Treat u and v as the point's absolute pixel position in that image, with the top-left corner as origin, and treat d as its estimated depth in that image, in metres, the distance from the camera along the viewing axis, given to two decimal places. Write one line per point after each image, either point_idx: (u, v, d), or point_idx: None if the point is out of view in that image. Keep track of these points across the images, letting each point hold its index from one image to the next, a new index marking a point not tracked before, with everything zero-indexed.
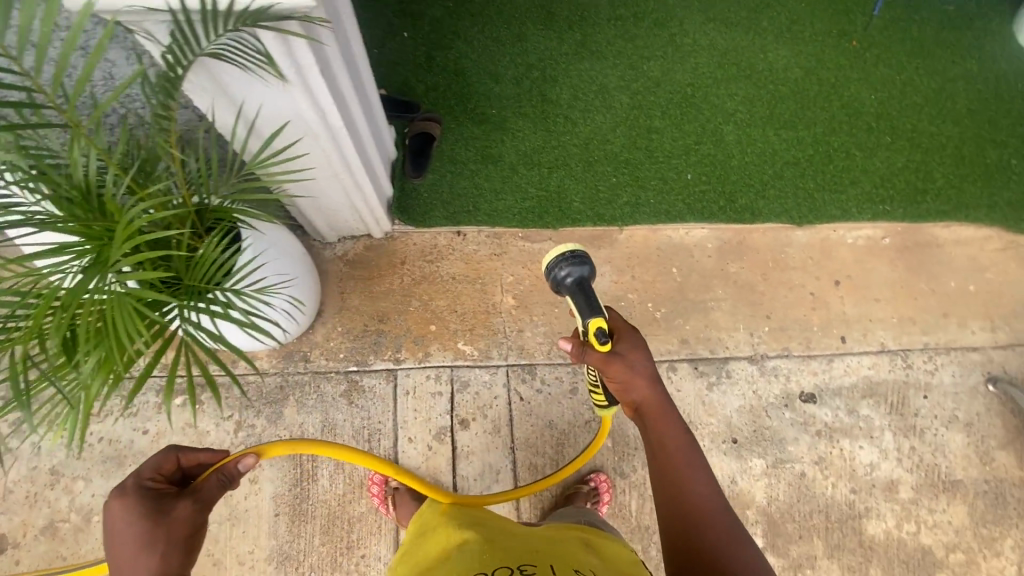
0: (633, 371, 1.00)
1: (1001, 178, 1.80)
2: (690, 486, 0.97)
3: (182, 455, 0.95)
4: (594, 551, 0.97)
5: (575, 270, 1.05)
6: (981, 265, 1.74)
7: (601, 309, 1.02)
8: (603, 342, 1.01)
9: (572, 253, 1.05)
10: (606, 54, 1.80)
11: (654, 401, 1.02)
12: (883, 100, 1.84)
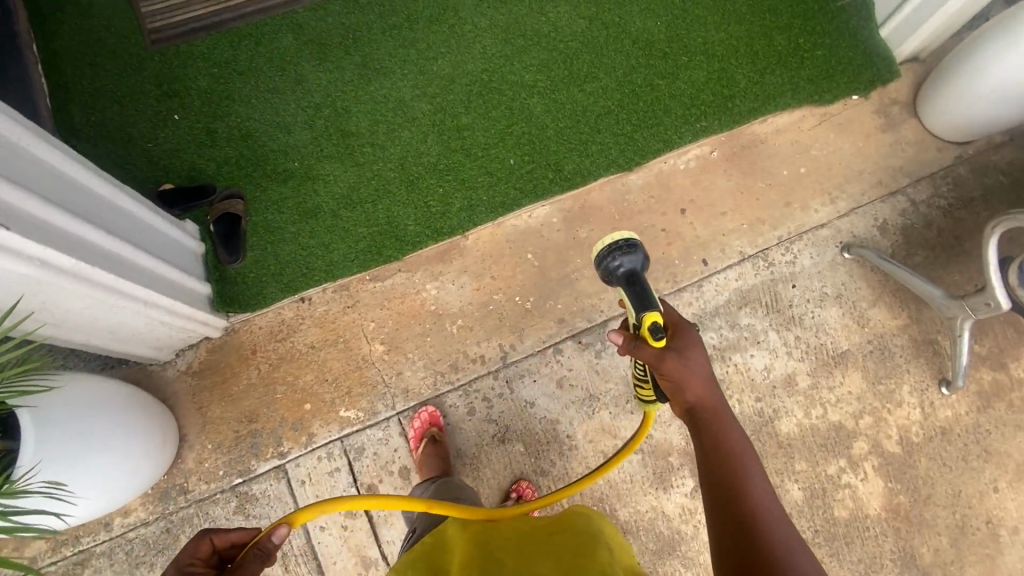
0: (687, 369, 1.01)
1: (796, 59, 1.87)
2: (749, 489, 0.96)
3: (217, 536, 0.86)
4: (625, 566, 0.89)
5: (629, 260, 1.11)
6: (805, 146, 1.82)
7: (655, 305, 1.07)
8: (659, 338, 1.03)
9: (627, 245, 1.10)
10: (392, 67, 1.75)
11: (710, 402, 1.03)
12: (669, 23, 1.87)
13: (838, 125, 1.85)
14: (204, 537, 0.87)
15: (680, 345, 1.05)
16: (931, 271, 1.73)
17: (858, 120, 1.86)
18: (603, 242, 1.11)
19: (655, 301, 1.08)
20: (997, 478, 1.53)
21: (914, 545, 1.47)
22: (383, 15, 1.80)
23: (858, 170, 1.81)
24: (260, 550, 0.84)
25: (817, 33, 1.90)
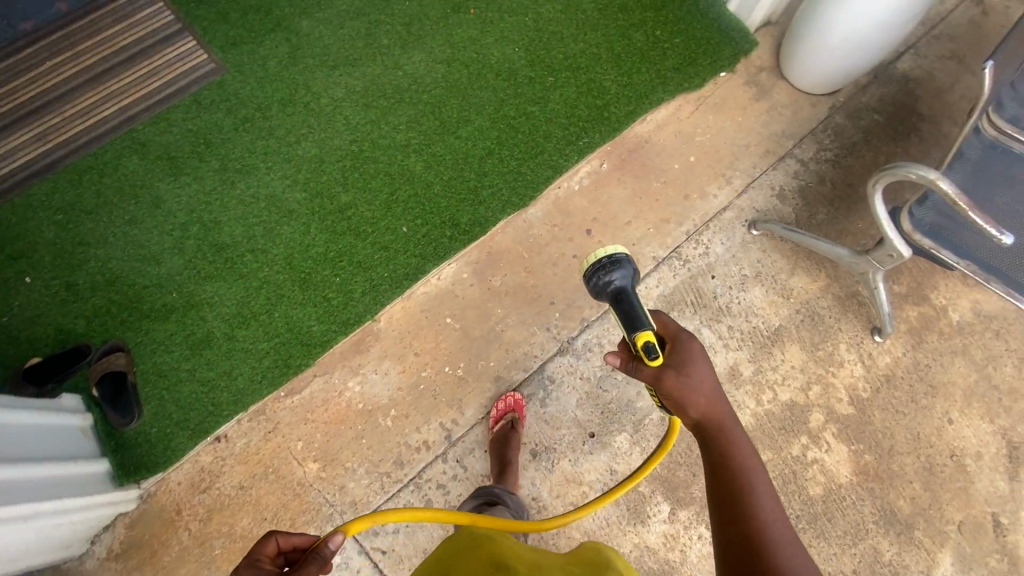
0: (688, 387, 0.94)
1: (658, 52, 1.88)
2: (757, 512, 0.91)
3: (281, 536, 0.77)
4: None
5: (620, 276, 1.04)
6: (688, 134, 1.83)
7: (648, 322, 0.99)
8: (656, 358, 0.96)
9: (618, 260, 1.04)
10: (255, 163, 1.64)
11: (716, 417, 0.97)
12: (527, 48, 1.86)
13: (715, 105, 1.87)
14: (269, 535, 0.77)
15: (681, 361, 0.97)
16: (837, 224, 1.77)
17: (732, 95, 1.89)
18: (591, 257, 1.06)
19: (647, 321, 1.00)
20: (947, 409, 1.57)
21: (891, 500, 1.47)
22: (232, 111, 1.70)
23: (744, 144, 1.83)
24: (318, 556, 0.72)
25: (671, 22, 1.93)
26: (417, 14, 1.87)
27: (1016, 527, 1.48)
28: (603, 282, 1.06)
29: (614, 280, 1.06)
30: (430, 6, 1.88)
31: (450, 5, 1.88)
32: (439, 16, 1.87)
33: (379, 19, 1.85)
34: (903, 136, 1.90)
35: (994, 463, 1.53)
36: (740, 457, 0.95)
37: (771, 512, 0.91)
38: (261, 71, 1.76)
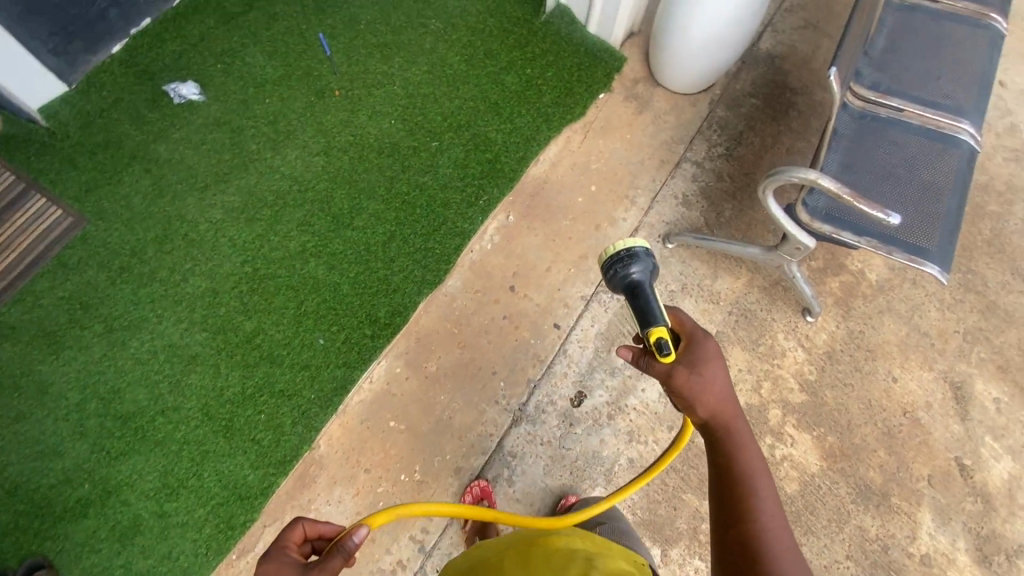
0: (697, 388, 0.93)
1: (533, 90, 1.88)
2: (758, 517, 0.90)
3: (308, 523, 0.87)
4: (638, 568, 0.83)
5: (638, 270, 1.01)
6: (584, 165, 1.84)
7: (662, 318, 0.96)
8: (668, 354, 0.95)
9: (635, 255, 1.00)
10: (144, 314, 1.53)
11: (725, 419, 0.96)
12: (403, 118, 1.81)
13: (601, 130, 1.89)
14: (296, 521, 0.88)
15: (693, 359, 0.96)
16: (745, 216, 1.80)
17: (615, 116, 1.91)
18: (609, 249, 1.03)
19: (661, 317, 0.96)
20: (889, 369, 1.62)
21: (863, 475, 1.51)
22: (104, 263, 1.57)
23: (639, 161, 1.86)
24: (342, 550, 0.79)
25: (538, 57, 1.93)
26: (281, 110, 1.79)
27: (979, 464, 1.53)
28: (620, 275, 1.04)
29: (631, 272, 1.02)
30: (293, 98, 1.81)
31: (314, 93, 1.82)
32: (305, 107, 1.80)
33: (242, 125, 1.76)
34: (783, 113, 1.96)
35: (945, 408, 1.58)
36: (747, 460, 0.94)
37: (771, 517, 0.90)
38: (126, 212, 1.63)
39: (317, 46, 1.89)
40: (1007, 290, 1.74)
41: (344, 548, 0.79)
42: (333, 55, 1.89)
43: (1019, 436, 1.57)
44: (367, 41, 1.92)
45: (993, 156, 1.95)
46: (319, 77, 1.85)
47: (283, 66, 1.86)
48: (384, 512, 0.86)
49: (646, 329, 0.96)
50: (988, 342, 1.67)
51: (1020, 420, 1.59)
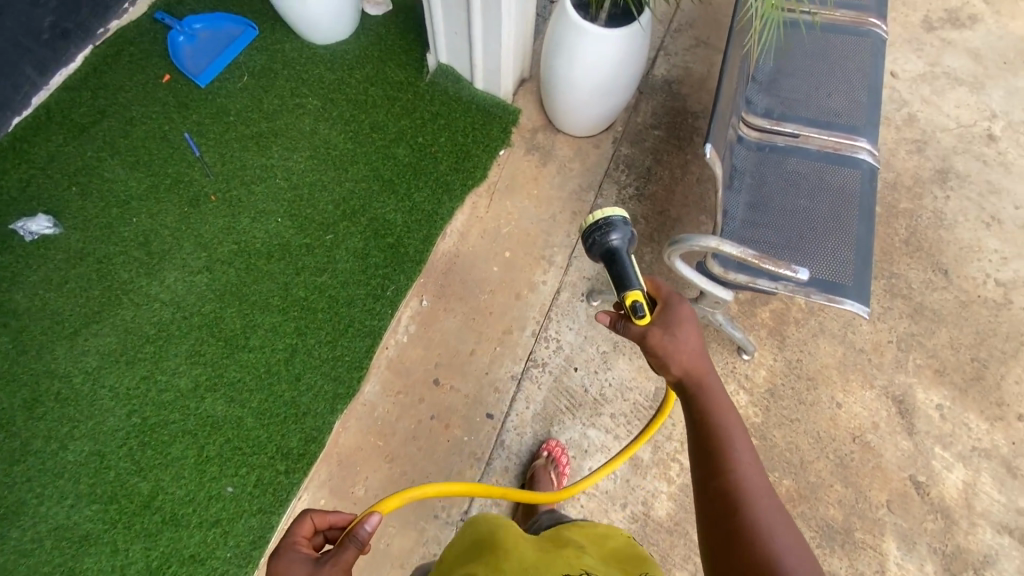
0: (673, 345, 0.95)
1: (428, 160, 1.76)
2: (737, 468, 0.90)
3: (317, 515, 0.89)
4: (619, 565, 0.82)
5: (617, 237, 1.01)
6: (494, 230, 1.74)
7: (638, 283, 0.98)
8: (645, 316, 0.96)
9: (613, 224, 1.02)
10: (24, 496, 1.37)
11: (698, 375, 0.96)
12: (290, 213, 1.66)
13: (506, 189, 1.80)
14: (304, 515, 0.90)
15: (665, 319, 0.98)
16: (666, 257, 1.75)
17: (519, 172, 1.82)
18: (589, 217, 1.04)
19: (636, 281, 0.98)
20: (831, 394, 1.58)
21: (823, 514, 1.47)
22: None
23: (550, 217, 1.78)
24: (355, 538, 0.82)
25: (429, 122, 1.82)
26: (152, 227, 1.62)
27: (933, 479, 1.51)
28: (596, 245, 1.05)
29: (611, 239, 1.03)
30: (164, 212, 1.64)
31: (187, 202, 1.66)
32: (177, 220, 1.63)
33: (109, 253, 1.59)
34: (688, 141, 1.91)
35: (891, 425, 1.56)
36: (720, 415, 0.94)
37: (750, 470, 0.90)
38: None
39: (184, 148, 1.73)
40: (931, 288, 1.73)
41: (356, 538, 0.81)
42: (204, 154, 1.73)
43: (966, 440, 1.56)
44: (239, 133, 1.76)
45: (897, 150, 1.95)
46: (191, 182, 1.68)
47: (149, 177, 1.69)
48: (394, 498, 0.94)
49: (624, 294, 0.98)
50: (922, 346, 1.66)
51: (964, 423, 1.57)
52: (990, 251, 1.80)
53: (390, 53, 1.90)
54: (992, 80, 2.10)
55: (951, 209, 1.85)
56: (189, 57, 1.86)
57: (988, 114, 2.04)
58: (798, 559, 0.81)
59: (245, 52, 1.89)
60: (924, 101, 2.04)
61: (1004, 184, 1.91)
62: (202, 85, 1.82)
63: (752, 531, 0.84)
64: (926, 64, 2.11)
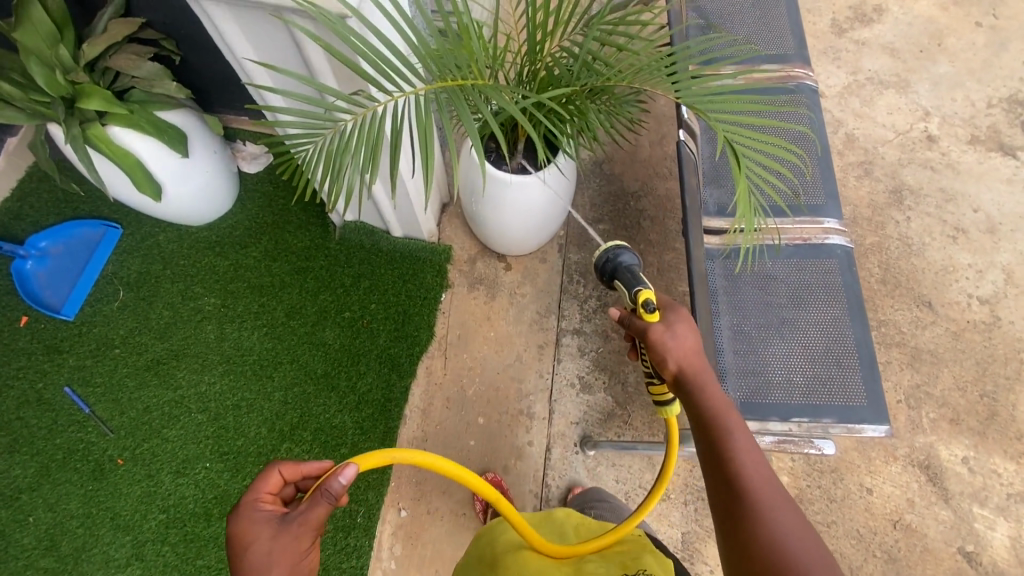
0: (670, 339, 0.92)
1: (362, 338, 1.53)
2: (737, 457, 0.84)
3: (286, 468, 0.79)
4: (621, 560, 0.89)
5: (626, 258, 1.06)
6: (459, 396, 1.52)
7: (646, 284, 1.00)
8: (654, 313, 0.95)
9: (622, 246, 1.06)
10: None
11: (691, 364, 0.92)
12: (219, 452, 1.40)
13: (460, 341, 1.58)
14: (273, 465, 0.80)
15: (665, 319, 0.96)
16: None
17: (468, 316, 1.61)
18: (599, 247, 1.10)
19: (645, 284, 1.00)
20: (859, 481, 1.47)
21: None
22: None
23: (516, 359, 1.58)
24: (326, 492, 0.72)
25: (352, 289, 1.57)
26: (53, 524, 1.33)
27: (981, 544, 1.43)
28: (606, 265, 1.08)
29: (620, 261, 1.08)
30: (64, 497, 1.35)
31: (89, 477, 1.36)
32: (83, 505, 1.34)
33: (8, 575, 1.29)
34: (636, 228, 1.74)
35: (926, 497, 1.46)
36: (716, 405, 0.88)
37: (751, 459, 0.84)
38: None
39: (67, 406, 1.42)
40: (921, 327, 1.65)
41: (329, 492, 0.71)
42: (94, 407, 1.43)
43: (1000, 489, 1.48)
44: (132, 367, 1.47)
45: (846, 178, 1.85)
46: (87, 450, 1.39)
47: (33, 457, 1.38)
48: (375, 454, 0.76)
49: (634, 290, 0.98)
50: (931, 398, 1.57)
51: (993, 470, 1.50)
52: (965, 268, 1.73)
53: (284, 215, 1.63)
54: (915, 73, 2.02)
55: (916, 231, 1.77)
56: (45, 285, 1.53)
57: (922, 113, 1.95)
58: (806, 548, 0.75)
59: (113, 259, 1.58)
60: (857, 116, 1.95)
61: (957, 188, 1.84)
62: (70, 317, 1.51)
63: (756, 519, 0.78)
64: (848, 73, 2.02)
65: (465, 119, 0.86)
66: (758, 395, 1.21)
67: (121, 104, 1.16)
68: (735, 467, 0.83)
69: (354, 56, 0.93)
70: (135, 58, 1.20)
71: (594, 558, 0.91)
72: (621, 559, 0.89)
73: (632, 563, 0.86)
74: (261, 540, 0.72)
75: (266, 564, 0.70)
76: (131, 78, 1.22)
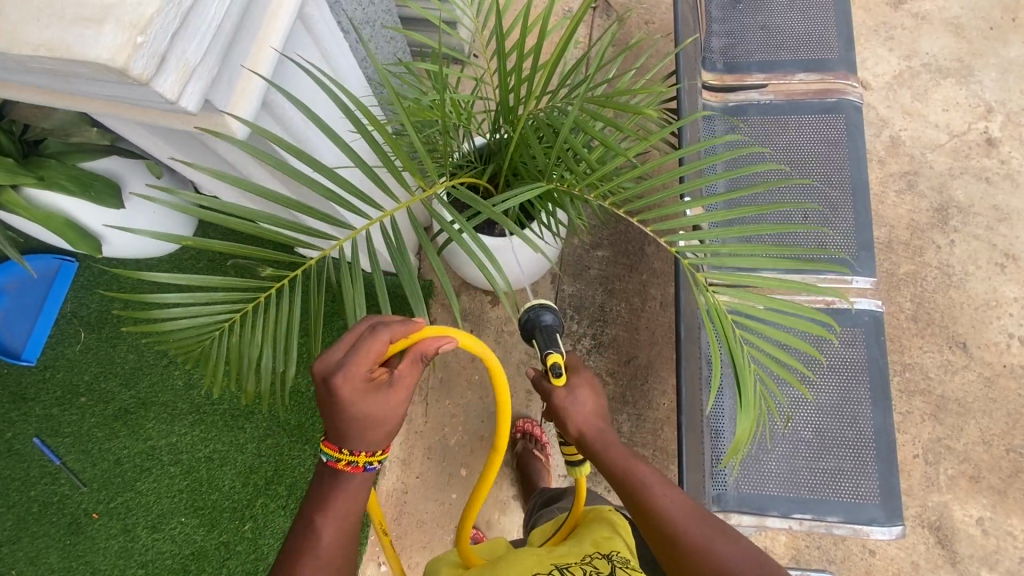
0: (578, 404, 0.88)
1: None
2: (659, 505, 0.80)
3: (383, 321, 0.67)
4: (591, 540, 0.87)
5: (548, 317, 0.93)
6: (441, 446, 1.44)
7: (557, 347, 0.89)
8: (559, 377, 0.87)
9: (547, 305, 0.93)
10: None
11: (591, 422, 0.87)
12: (193, 506, 1.36)
13: (442, 384, 1.48)
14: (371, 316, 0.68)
15: (570, 381, 0.90)
16: (647, 422, 1.46)
17: (451, 357, 1.49)
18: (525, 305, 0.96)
19: (557, 346, 0.89)
20: (862, 542, 1.39)
21: None
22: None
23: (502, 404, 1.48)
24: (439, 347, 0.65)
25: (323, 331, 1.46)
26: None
27: None
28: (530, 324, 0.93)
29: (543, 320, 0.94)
30: (43, 551, 1.34)
31: (66, 531, 1.35)
32: (63, 559, 1.34)
33: None
34: (639, 255, 1.56)
35: (932, 560, 1.38)
36: (622, 462, 0.84)
37: (670, 501, 0.81)
38: None
39: (38, 458, 1.38)
40: (950, 372, 1.49)
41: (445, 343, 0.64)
42: (64, 458, 1.38)
43: (1013, 553, 1.39)
44: (99, 416, 1.41)
45: (885, 193, 1.62)
46: (61, 503, 1.36)
47: (10, 509, 1.36)
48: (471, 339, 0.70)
49: (544, 353, 0.89)
50: (952, 452, 1.44)
51: (1009, 533, 1.40)
52: (1009, 303, 1.53)
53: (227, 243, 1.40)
54: (981, 57, 1.70)
55: (958, 258, 1.56)
56: (3, 326, 1.44)
57: (984, 110, 1.66)
58: (747, 561, 0.75)
59: (71, 296, 1.47)
60: (906, 114, 1.67)
61: (1013, 205, 1.60)
62: (32, 362, 1.43)
63: (699, 556, 0.76)
64: (901, 58, 1.71)
65: (403, 268, 0.76)
66: (759, 486, 1.09)
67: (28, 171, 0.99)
68: (659, 513, 0.80)
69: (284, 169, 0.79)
70: (42, 105, 1.00)
71: (567, 537, 0.90)
72: (593, 536, 0.88)
73: (604, 543, 0.86)
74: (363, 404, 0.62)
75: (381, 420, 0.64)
76: (42, 128, 1.04)
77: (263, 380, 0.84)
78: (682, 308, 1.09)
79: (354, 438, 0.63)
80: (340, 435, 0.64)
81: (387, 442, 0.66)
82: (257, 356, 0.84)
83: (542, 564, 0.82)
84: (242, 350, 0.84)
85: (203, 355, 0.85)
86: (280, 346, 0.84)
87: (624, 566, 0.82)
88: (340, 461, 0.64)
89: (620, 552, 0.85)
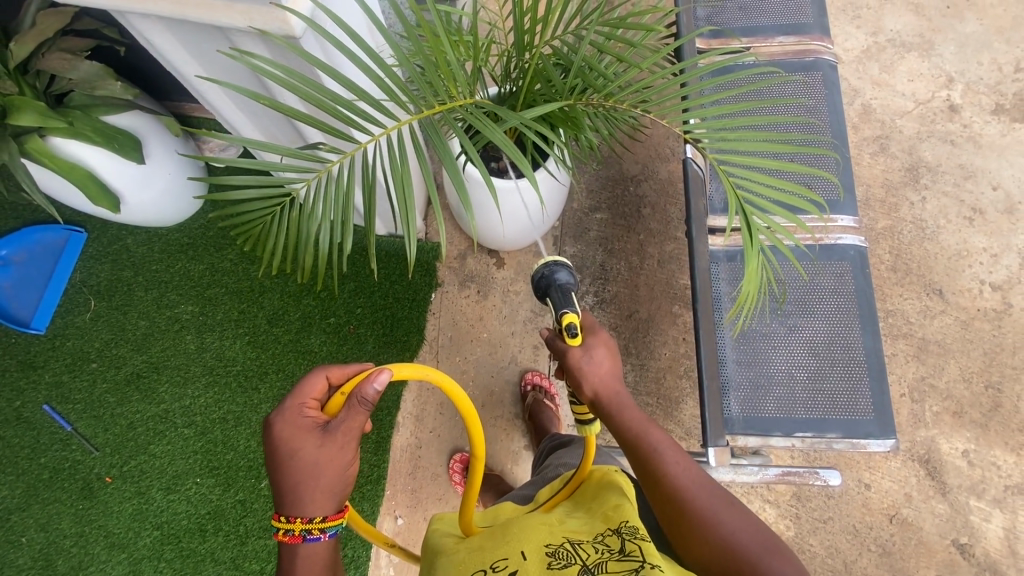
0: (596, 369, 0.86)
1: (350, 343, 1.46)
2: (670, 471, 0.81)
3: (332, 373, 0.80)
4: (602, 515, 0.76)
5: (564, 277, 0.95)
6: (451, 401, 1.48)
7: (573, 307, 0.89)
8: (575, 338, 0.86)
9: (561, 263, 0.95)
10: None
11: (609, 385, 0.86)
12: (209, 467, 1.37)
13: (452, 343, 1.52)
14: (317, 368, 0.81)
15: (587, 344, 0.88)
16: (650, 371, 1.53)
17: (459, 316, 1.53)
18: (538, 260, 0.99)
19: (575, 306, 0.89)
20: (858, 477, 1.47)
21: None
22: None
23: (510, 360, 1.52)
24: (363, 401, 0.72)
25: (338, 293, 1.49)
26: (49, 542, 1.32)
27: (975, 536, 1.44)
28: (545, 284, 0.95)
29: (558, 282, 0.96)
30: (55, 517, 1.33)
31: (78, 496, 1.35)
32: (76, 523, 1.33)
33: None
34: (637, 216, 1.64)
35: (924, 491, 1.46)
36: (637, 424, 0.84)
37: (682, 469, 0.81)
38: None
39: (48, 424, 1.38)
40: (929, 317, 1.59)
41: (363, 396, 0.71)
42: (75, 424, 1.38)
43: (997, 481, 1.47)
44: (111, 381, 1.41)
45: (861, 156, 1.74)
46: (72, 470, 1.36)
47: (19, 477, 1.35)
48: (410, 365, 0.73)
49: (560, 313, 0.89)
50: (935, 391, 1.53)
51: (992, 462, 1.48)
52: (979, 252, 1.64)
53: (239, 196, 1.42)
54: (940, 33, 1.84)
55: (931, 213, 1.68)
56: (11, 296, 1.44)
57: (945, 80, 1.80)
58: (752, 533, 0.76)
59: (80, 266, 1.48)
60: (875, 84, 1.80)
61: (977, 163, 1.72)
62: (40, 331, 1.43)
63: (705, 525, 0.76)
64: (868, 35, 1.85)
65: (445, 157, 0.77)
66: (762, 409, 1.16)
67: (58, 116, 1.03)
68: (668, 481, 0.80)
69: (318, 76, 0.82)
70: (70, 57, 1.04)
71: (580, 514, 0.80)
72: (603, 510, 0.78)
73: (614, 514, 0.75)
74: (301, 457, 0.76)
75: (315, 469, 0.76)
76: (68, 80, 1.07)
77: (322, 253, 0.85)
78: (694, 231, 1.13)
79: (290, 494, 0.77)
80: (283, 497, 0.78)
81: (323, 507, 0.77)
82: (316, 232, 0.85)
83: (553, 535, 0.73)
84: (303, 225, 0.86)
85: (264, 229, 0.89)
86: (340, 219, 0.84)
87: (635, 536, 0.69)
88: (278, 529, 0.76)
89: (630, 523, 0.72)
